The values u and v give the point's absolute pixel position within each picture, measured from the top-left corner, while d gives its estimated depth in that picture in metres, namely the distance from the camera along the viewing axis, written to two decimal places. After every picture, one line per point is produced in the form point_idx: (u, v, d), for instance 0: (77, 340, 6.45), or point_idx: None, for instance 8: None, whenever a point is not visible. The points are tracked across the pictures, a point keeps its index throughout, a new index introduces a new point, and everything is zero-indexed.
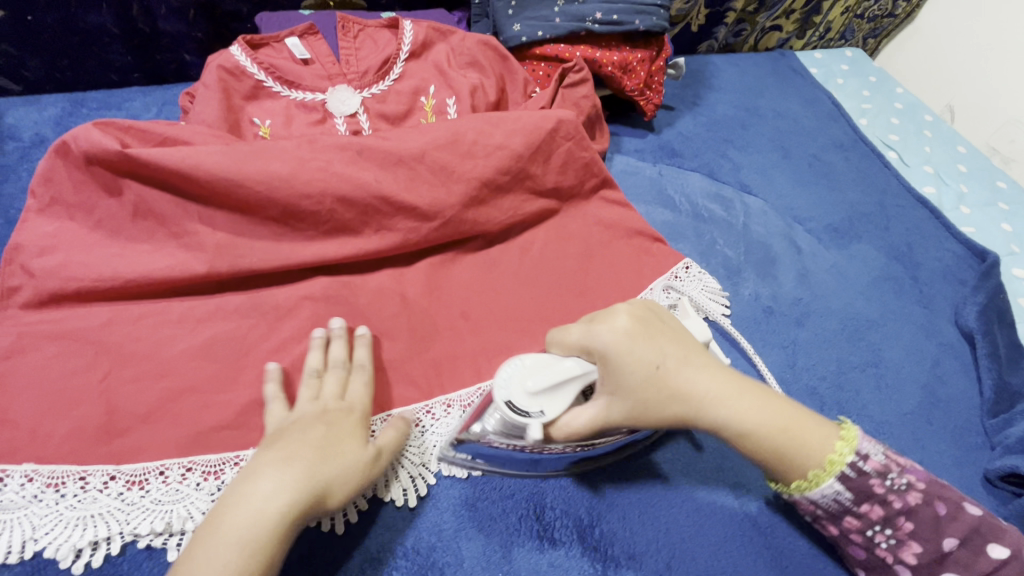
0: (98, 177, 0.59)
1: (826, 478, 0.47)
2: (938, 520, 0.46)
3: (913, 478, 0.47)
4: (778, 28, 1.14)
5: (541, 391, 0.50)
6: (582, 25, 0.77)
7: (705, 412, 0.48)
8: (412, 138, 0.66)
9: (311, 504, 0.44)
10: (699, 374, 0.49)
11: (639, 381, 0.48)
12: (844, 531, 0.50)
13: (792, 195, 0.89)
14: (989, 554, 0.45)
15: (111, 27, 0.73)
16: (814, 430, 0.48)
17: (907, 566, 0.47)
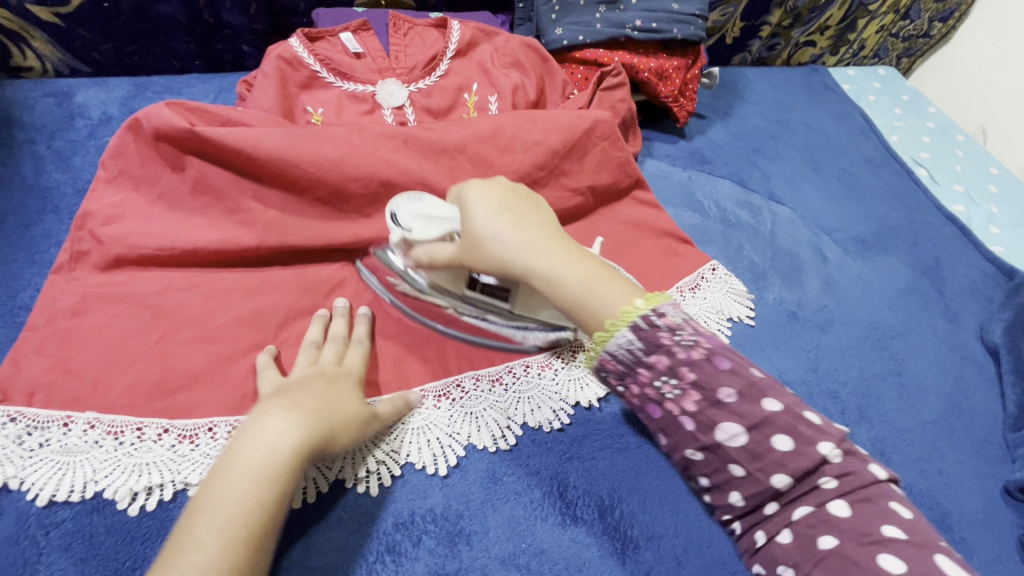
0: (164, 153, 0.63)
1: (622, 329, 0.49)
2: (719, 373, 0.47)
3: (701, 338, 0.49)
4: (812, 43, 1.15)
5: (420, 216, 0.57)
6: (622, 32, 0.80)
7: (504, 252, 0.52)
8: (456, 131, 0.70)
9: (316, 446, 0.46)
10: (537, 223, 0.54)
11: (472, 227, 0.53)
12: (641, 389, 0.50)
13: (820, 206, 0.90)
14: (764, 408, 0.46)
15: (178, 17, 0.78)
16: (612, 288, 0.51)
17: (691, 417, 0.48)
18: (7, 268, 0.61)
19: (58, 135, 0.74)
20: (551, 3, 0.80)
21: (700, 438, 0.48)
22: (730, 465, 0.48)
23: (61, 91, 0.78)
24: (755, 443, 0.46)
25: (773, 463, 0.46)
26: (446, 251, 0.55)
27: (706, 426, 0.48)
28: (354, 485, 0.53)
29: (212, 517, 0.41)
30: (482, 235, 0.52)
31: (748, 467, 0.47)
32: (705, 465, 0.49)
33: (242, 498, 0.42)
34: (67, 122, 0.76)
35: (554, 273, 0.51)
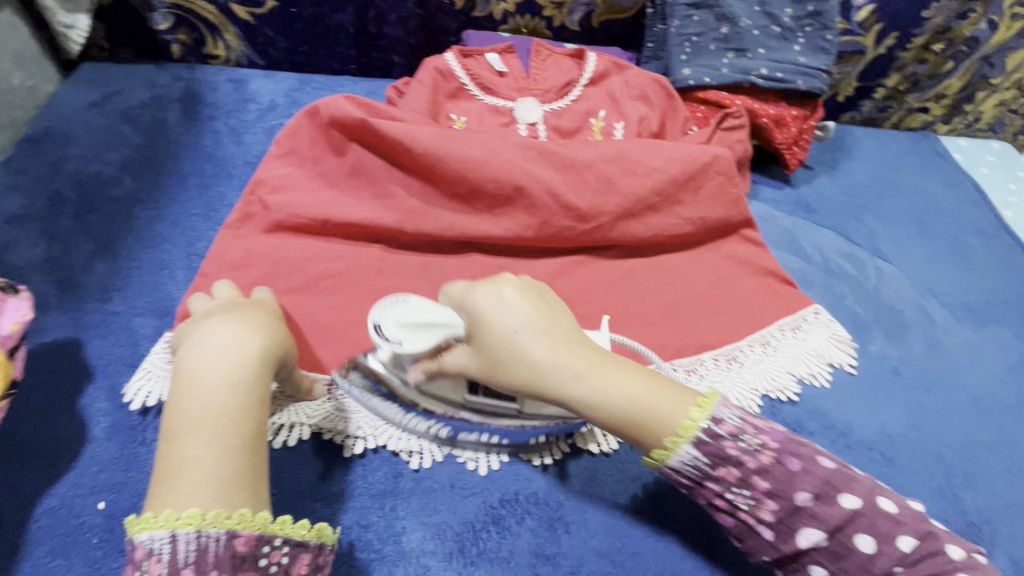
0: (331, 138, 0.72)
1: (683, 444, 0.49)
2: (791, 476, 0.49)
3: (769, 439, 0.50)
4: (925, 110, 1.13)
5: (409, 325, 0.50)
6: (747, 77, 0.84)
7: (541, 376, 0.50)
8: (585, 150, 0.75)
9: (277, 352, 0.50)
10: (582, 341, 0.52)
11: (494, 336, 0.50)
12: (710, 499, 0.51)
13: (928, 268, 0.89)
14: (841, 506, 0.48)
15: (349, 26, 0.88)
16: (670, 396, 0.51)
17: (768, 526, 0.49)
18: (187, 220, 0.70)
19: (233, 115, 0.85)
20: (683, 45, 0.85)
21: (778, 546, 0.50)
22: (811, 566, 0.49)
23: (239, 79, 0.90)
24: (834, 544, 0.48)
25: (862, 565, 0.48)
26: (455, 359, 0.51)
27: (785, 532, 0.49)
28: (465, 459, 0.57)
29: (196, 426, 0.44)
30: (504, 332, 0.50)
31: (830, 567, 0.49)
32: (791, 570, 0.51)
33: (223, 407, 0.45)
34: (241, 105, 0.87)
35: (602, 382, 0.50)
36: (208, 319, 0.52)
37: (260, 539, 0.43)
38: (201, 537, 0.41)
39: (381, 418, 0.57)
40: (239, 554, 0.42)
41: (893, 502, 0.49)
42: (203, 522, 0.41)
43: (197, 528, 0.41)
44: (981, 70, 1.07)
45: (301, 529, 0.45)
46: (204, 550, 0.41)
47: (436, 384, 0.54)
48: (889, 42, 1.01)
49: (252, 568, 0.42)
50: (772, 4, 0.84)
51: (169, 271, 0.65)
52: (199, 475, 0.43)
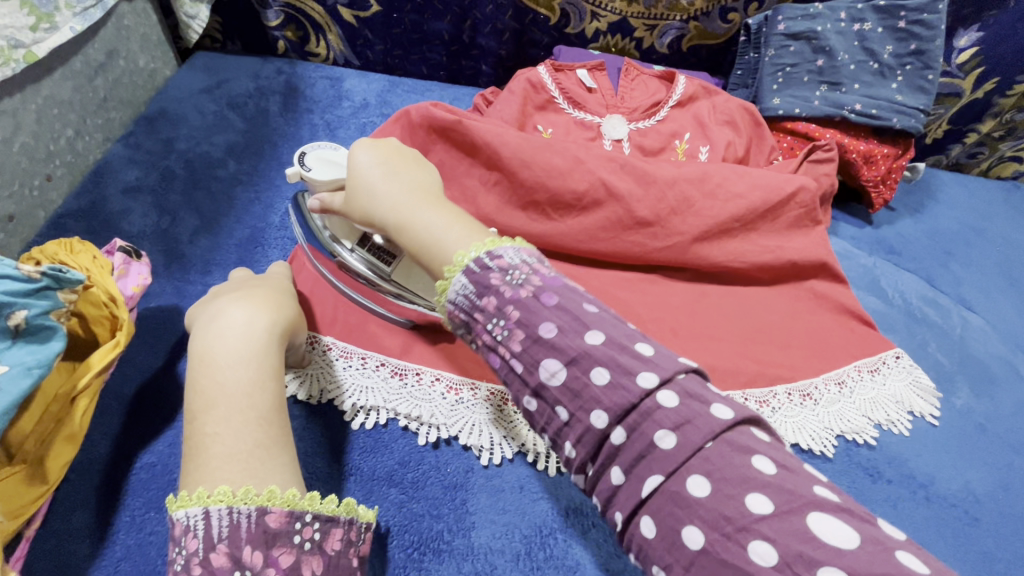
0: (420, 138, 0.75)
1: (456, 276, 0.49)
2: (540, 309, 0.46)
3: (533, 276, 0.48)
4: (1019, 159, 1.08)
5: (326, 160, 0.59)
6: (840, 112, 0.82)
7: (374, 205, 0.55)
8: (668, 169, 0.75)
9: (285, 328, 0.53)
10: (405, 176, 0.56)
11: (354, 178, 0.56)
12: (476, 337, 0.49)
13: (1018, 324, 0.85)
14: (584, 341, 0.44)
15: (445, 34, 0.92)
16: (456, 228, 0.52)
17: (515, 360, 0.46)
18: (282, 203, 0.74)
19: (328, 110, 0.89)
20: (776, 74, 0.84)
21: (529, 384, 0.45)
22: (557, 411, 0.44)
23: (335, 77, 0.94)
24: (574, 383, 0.43)
25: (594, 402, 0.43)
26: (337, 201, 0.57)
27: (529, 365, 0.45)
28: (534, 461, 0.57)
29: (220, 406, 0.47)
30: (359, 181, 0.56)
31: (570, 409, 0.44)
32: (537, 417, 0.46)
33: (239, 383, 0.48)
34: (336, 101, 0.91)
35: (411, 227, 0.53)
36: (222, 300, 0.54)
37: (292, 515, 0.44)
38: (234, 513, 0.42)
39: (454, 410, 0.58)
40: (271, 530, 0.43)
41: (653, 350, 0.45)
42: (234, 498, 0.43)
43: (228, 505, 0.43)
44: None
45: (331, 504, 0.45)
46: (237, 525, 0.42)
47: (331, 219, 0.60)
48: (987, 88, 0.97)
49: (286, 543, 0.43)
50: (871, 40, 0.82)
51: (264, 251, 0.69)
52: (222, 450, 0.45)
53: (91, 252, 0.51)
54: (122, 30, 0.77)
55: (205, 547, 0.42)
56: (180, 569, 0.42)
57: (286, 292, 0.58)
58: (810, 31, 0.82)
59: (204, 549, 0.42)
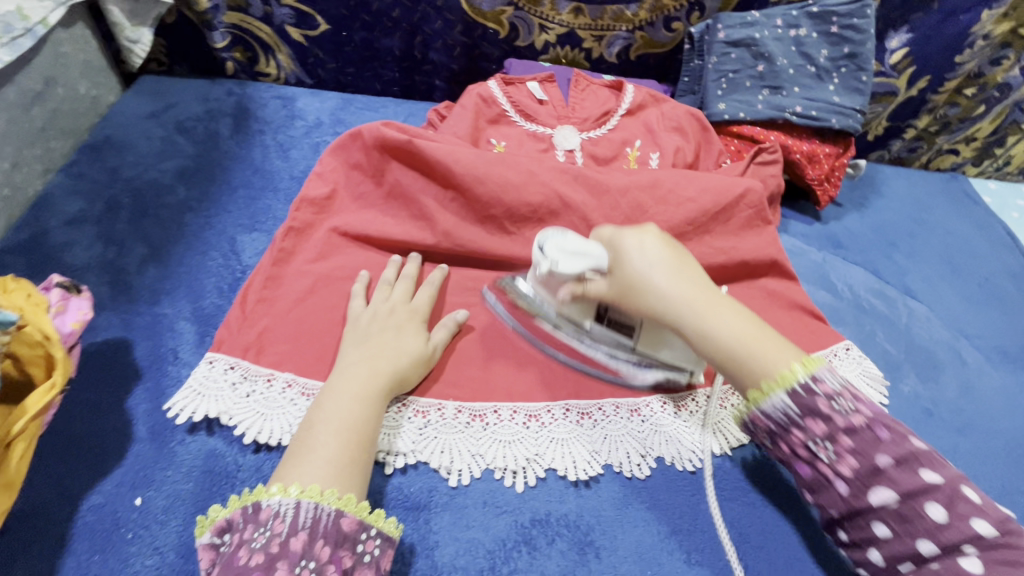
0: (370, 159, 0.74)
1: (779, 392, 0.52)
2: (876, 441, 0.50)
3: (863, 405, 0.51)
4: (955, 152, 1.16)
5: (568, 251, 0.59)
6: (782, 114, 0.86)
7: (659, 302, 0.56)
8: (619, 177, 0.77)
9: (406, 373, 0.58)
10: (693, 275, 0.58)
11: (625, 271, 0.57)
12: (790, 448, 0.53)
13: (961, 310, 0.88)
14: (922, 477, 0.48)
15: (396, 51, 0.92)
16: (772, 351, 0.54)
17: (843, 481, 0.50)
18: (233, 228, 0.73)
19: (281, 131, 0.88)
20: (720, 80, 0.87)
21: (848, 500, 0.50)
22: (874, 525, 0.49)
23: (288, 96, 0.93)
24: (904, 508, 0.48)
25: (923, 530, 0.47)
26: (595, 287, 0.59)
27: (859, 490, 0.50)
28: (502, 476, 0.57)
29: (326, 417, 0.51)
30: (635, 276, 0.57)
31: (894, 528, 0.48)
32: (849, 526, 0.51)
33: (350, 413, 0.52)
34: (288, 121, 0.90)
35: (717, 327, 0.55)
36: (377, 335, 0.60)
37: (361, 524, 0.47)
38: (318, 510, 0.46)
39: (422, 434, 0.58)
40: (344, 532, 0.46)
41: (976, 494, 0.48)
42: (321, 497, 0.46)
43: (316, 501, 0.46)
44: (1012, 114, 1.09)
45: (391, 524, 0.48)
46: (318, 520, 0.45)
47: (568, 307, 0.61)
48: (920, 86, 1.02)
49: (349, 549, 0.46)
50: (807, 45, 0.85)
51: (215, 278, 0.67)
52: (318, 460, 0.48)
53: (26, 290, 0.50)
54: (60, 58, 0.75)
55: (286, 532, 0.45)
56: (252, 549, 0.44)
57: (412, 345, 0.60)
58: (749, 38, 0.85)
59: (286, 533, 0.45)
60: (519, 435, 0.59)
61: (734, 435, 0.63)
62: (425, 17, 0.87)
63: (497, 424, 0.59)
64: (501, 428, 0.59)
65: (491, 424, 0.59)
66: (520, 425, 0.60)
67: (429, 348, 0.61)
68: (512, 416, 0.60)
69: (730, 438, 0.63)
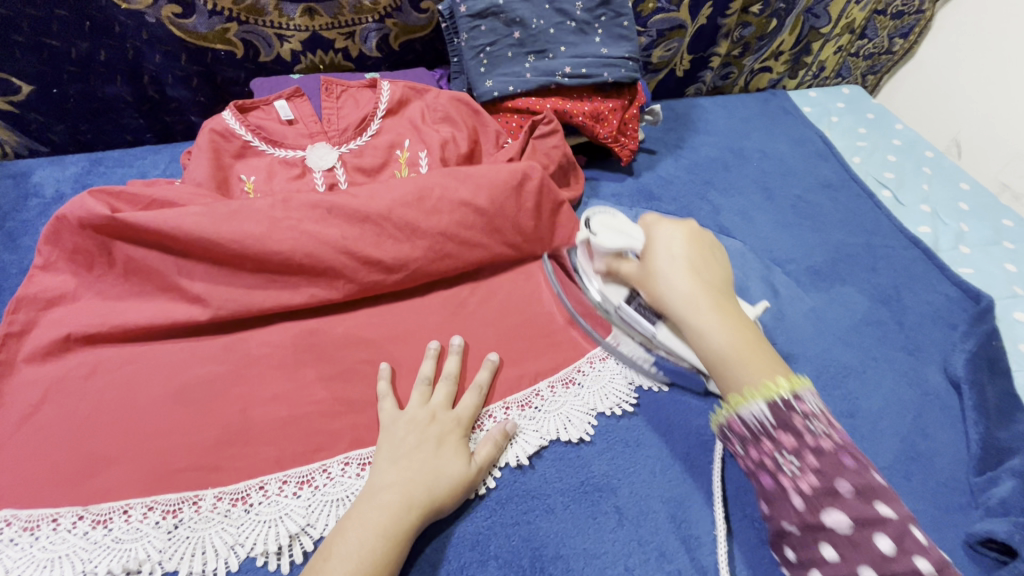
0: (90, 238, 0.65)
1: (759, 401, 0.52)
2: (839, 465, 0.49)
3: (834, 429, 0.51)
4: (767, 69, 1.16)
5: (612, 227, 0.67)
6: (552, 79, 0.81)
7: (671, 294, 0.61)
8: (381, 196, 0.70)
9: (436, 502, 0.53)
10: (700, 278, 0.62)
11: (652, 261, 0.64)
12: (759, 456, 0.52)
13: (775, 236, 0.88)
14: (875, 509, 0.47)
15: (126, 96, 0.82)
16: (759, 364, 0.55)
17: (801, 497, 0.49)
18: None
19: (10, 216, 0.77)
20: (478, 57, 0.80)
21: (802, 516, 0.49)
22: (823, 544, 0.47)
23: (19, 172, 0.82)
24: (856, 534, 0.46)
25: (865, 553, 0.46)
26: (627, 267, 0.66)
27: (813, 509, 0.48)
28: (265, 562, 0.53)
29: (344, 555, 0.48)
30: (655, 271, 0.63)
31: (841, 551, 0.46)
32: (798, 539, 0.49)
33: (372, 555, 0.49)
34: (20, 202, 0.79)
35: (711, 334, 0.57)
36: (421, 451, 0.56)
37: None
38: None
39: (171, 537, 0.53)
40: None
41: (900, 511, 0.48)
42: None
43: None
44: (807, 22, 1.08)
45: None
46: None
47: (607, 283, 0.68)
48: (706, 12, 0.98)
49: None
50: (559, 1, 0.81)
51: None
52: None
53: None
54: None
55: None
56: None
57: (452, 469, 0.55)
58: (493, 7, 0.78)
59: None
60: (284, 508, 0.56)
61: (533, 439, 0.61)
62: (139, 53, 0.77)
63: (263, 503, 0.56)
64: (266, 506, 0.56)
65: (256, 504, 0.56)
66: (288, 496, 0.57)
67: (471, 473, 0.56)
68: (282, 488, 0.57)
69: (529, 444, 0.61)
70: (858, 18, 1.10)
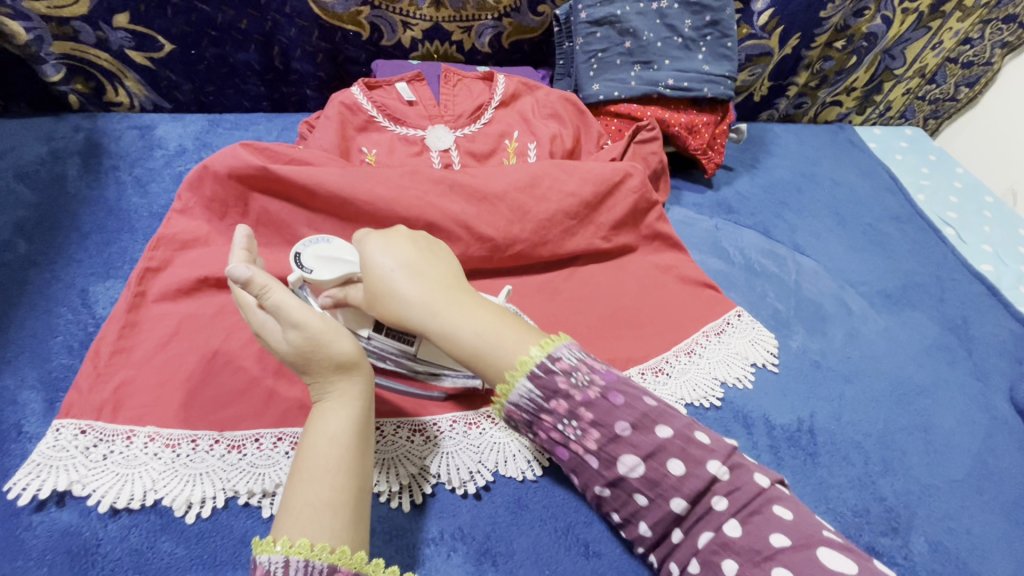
0: (230, 189, 0.70)
1: (521, 378, 0.52)
2: (611, 408, 0.51)
3: (597, 376, 0.52)
4: (837, 103, 1.21)
5: (324, 257, 0.59)
6: (655, 89, 0.86)
7: (406, 309, 0.55)
8: (498, 179, 0.75)
9: (341, 374, 0.52)
10: (469, 311, 0.55)
11: (375, 276, 0.56)
12: (547, 433, 0.54)
13: (846, 259, 0.92)
14: (656, 435, 0.50)
15: (255, 64, 0.87)
16: (509, 336, 0.54)
17: (594, 457, 0.51)
18: (84, 279, 0.68)
19: (138, 163, 0.82)
20: (590, 61, 0.86)
21: (603, 474, 0.52)
22: (635, 495, 0.51)
23: (145, 124, 0.87)
24: (651, 470, 0.50)
25: (670, 488, 0.49)
26: (356, 294, 0.58)
27: (609, 462, 0.51)
28: (387, 499, 0.56)
29: (307, 457, 0.49)
30: (382, 274, 0.56)
31: (649, 493, 0.50)
32: (612, 500, 0.52)
33: (325, 442, 0.49)
34: (147, 152, 0.84)
35: (456, 323, 0.54)
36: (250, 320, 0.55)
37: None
38: (309, 566, 0.44)
39: None
40: None
41: (708, 435, 0.51)
42: (312, 553, 0.44)
43: (306, 557, 0.44)
44: (883, 61, 1.13)
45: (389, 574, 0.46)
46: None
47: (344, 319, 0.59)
48: (793, 43, 1.04)
49: None
50: (671, 17, 0.86)
51: (64, 337, 0.63)
52: (312, 506, 0.46)
53: None
54: None
55: None
56: None
57: (303, 348, 0.52)
58: (611, 16, 0.84)
59: None
60: (401, 453, 0.57)
61: None
62: (277, 25, 0.83)
63: (381, 442, 0.58)
64: (385, 445, 0.58)
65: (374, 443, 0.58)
66: (405, 439, 0.59)
67: (300, 337, 0.52)
68: (397, 430, 0.59)
69: None
70: (929, 63, 1.17)
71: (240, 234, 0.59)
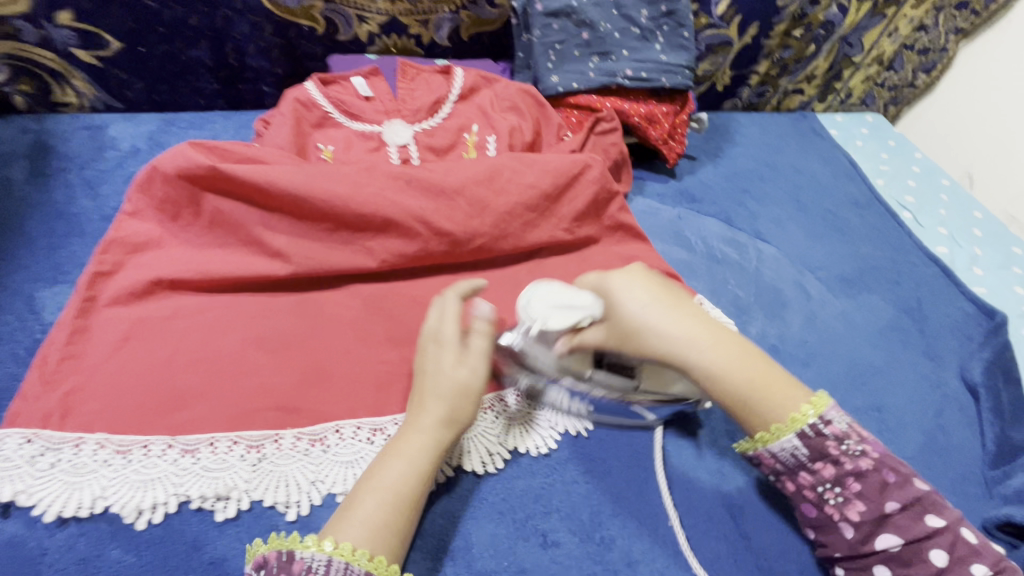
0: (180, 189, 0.69)
1: (786, 434, 0.53)
2: (884, 487, 0.52)
3: (869, 447, 0.52)
4: (800, 91, 1.22)
5: (557, 305, 0.58)
6: (614, 79, 0.87)
7: (686, 355, 0.55)
8: (455, 173, 0.75)
9: (442, 399, 0.55)
10: (690, 321, 0.57)
11: (623, 318, 0.57)
12: (797, 487, 0.55)
13: (806, 245, 0.93)
14: (926, 524, 0.50)
15: (208, 61, 0.86)
16: (781, 396, 0.54)
17: (849, 527, 0.52)
18: (31, 285, 0.67)
19: (88, 165, 0.80)
20: (548, 52, 0.85)
21: (853, 543, 0.53)
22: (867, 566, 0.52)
23: (96, 125, 0.85)
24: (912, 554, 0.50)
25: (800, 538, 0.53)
26: (590, 335, 0.58)
27: (867, 536, 0.52)
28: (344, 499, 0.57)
29: (376, 475, 0.51)
30: (637, 322, 0.57)
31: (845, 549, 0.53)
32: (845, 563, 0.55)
33: (395, 461, 0.51)
34: (98, 153, 0.82)
35: (738, 362, 0.55)
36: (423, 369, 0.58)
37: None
38: (348, 570, 0.44)
39: (256, 470, 0.56)
40: None
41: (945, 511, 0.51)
42: (353, 556, 0.45)
43: (347, 560, 0.45)
44: (841, 49, 1.15)
45: None
46: None
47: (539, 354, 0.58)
48: (751, 33, 1.05)
49: None
50: (627, 7, 0.87)
51: (9, 345, 0.62)
52: (371, 519, 0.48)
53: None
54: None
55: None
56: None
57: (468, 380, 0.56)
58: (567, 7, 0.84)
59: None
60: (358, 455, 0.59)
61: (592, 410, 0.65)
62: (228, 21, 0.81)
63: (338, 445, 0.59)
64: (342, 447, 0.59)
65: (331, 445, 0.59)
66: (363, 441, 0.60)
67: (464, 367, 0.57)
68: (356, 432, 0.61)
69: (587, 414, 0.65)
70: (887, 50, 1.19)
71: (471, 282, 0.63)
